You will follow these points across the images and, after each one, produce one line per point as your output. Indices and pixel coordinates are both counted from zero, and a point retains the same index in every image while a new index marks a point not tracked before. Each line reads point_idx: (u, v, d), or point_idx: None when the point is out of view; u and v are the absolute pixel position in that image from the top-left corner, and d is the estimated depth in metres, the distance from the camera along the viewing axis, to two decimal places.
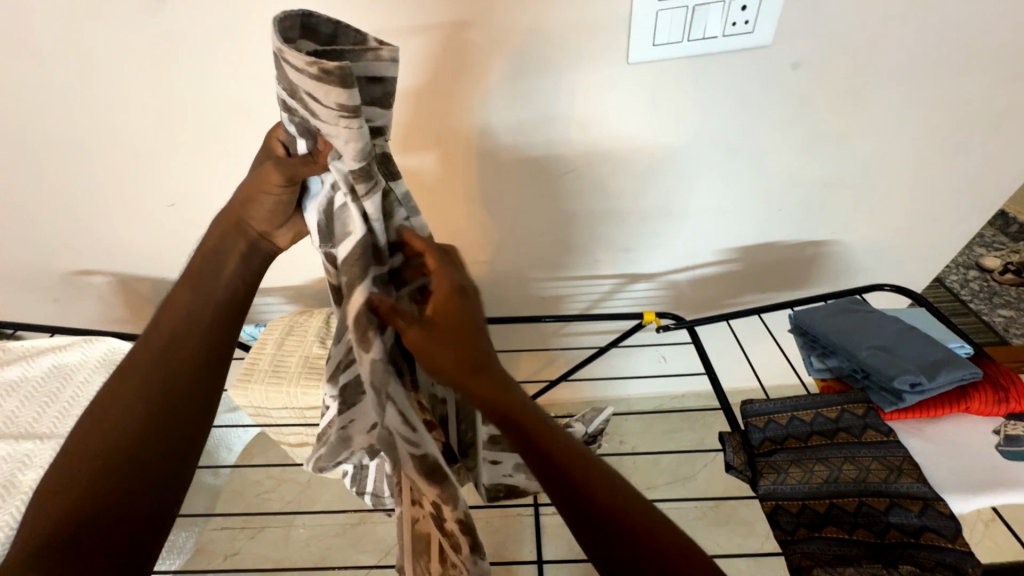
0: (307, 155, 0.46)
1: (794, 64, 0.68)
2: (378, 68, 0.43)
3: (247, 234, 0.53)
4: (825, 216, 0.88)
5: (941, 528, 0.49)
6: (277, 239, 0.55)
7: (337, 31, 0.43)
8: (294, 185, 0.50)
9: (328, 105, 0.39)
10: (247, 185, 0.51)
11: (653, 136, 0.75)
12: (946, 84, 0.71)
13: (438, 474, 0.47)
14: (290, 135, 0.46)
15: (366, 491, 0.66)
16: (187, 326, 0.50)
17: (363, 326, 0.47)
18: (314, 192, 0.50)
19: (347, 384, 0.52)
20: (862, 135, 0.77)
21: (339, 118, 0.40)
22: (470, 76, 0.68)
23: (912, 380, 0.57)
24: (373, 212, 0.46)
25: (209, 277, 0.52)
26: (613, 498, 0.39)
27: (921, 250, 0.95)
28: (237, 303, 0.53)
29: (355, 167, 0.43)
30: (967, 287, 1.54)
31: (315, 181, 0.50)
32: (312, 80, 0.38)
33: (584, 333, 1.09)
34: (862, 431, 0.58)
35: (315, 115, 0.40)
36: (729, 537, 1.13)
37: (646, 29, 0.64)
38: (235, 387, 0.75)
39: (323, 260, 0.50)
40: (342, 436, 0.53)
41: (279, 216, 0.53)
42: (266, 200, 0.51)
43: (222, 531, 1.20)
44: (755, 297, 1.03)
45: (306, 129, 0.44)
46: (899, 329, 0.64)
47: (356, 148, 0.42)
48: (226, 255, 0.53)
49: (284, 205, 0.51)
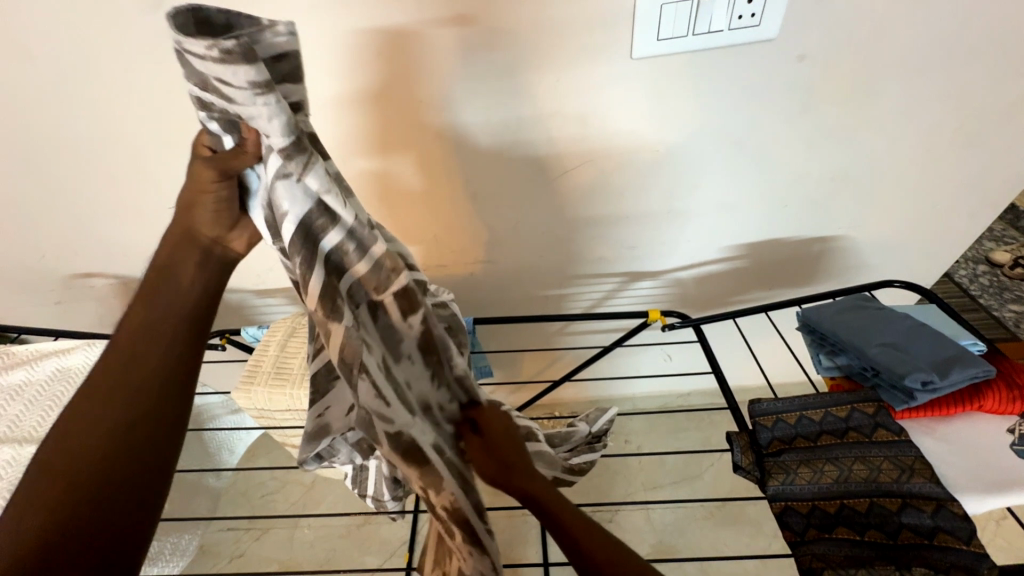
0: (235, 149, 0.43)
1: (801, 56, 0.67)
2: (276, 44, 0.40)
3: (199, 243, 0.48)
4: (831, 211, 0.87)
5: (955, 530, 0.49)
6: (234, 245, 0.49)
7: (231, 18, 0.40)
8: (231, 178, 0.45)
9: (239, 84, 0.37)
10: (182, 191, 0.46)
11: (657, 132, 0.74)
12: (956, 76, 0.70)
13: (420, 456, 0.50)
14: (211, 134, 0.43)
15: (368, 493, 0.66)
16: (146, 343, 0.44)
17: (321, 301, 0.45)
18: (254, 188, 0.46)
19: (314, 374, 0.52)
20: (870, 128, 0.75)
21: (255, 96, 0.38)
22: (471, 73, 0.67)
23: (923, 378, 0.56)
24: (318, 186, 0.43)
25: (164, 293, 0.46)
26: (585, 532, 0.47)
27: (930, 244, 0.94)
28: (199, 314, 0.47)
29: (283, 144, 0.40)
30: (976, 282, 1.52)
31: (252, 174, 0.45)
32: (221, 62, 0.36)
33: (588, 331, 1.08)
34: (873, 430, 0.57)
35: (231, 102, 0.38)
36: (735, 536, 1.12)
37: (649, 23, 0.63)
38: (239, 389, 0.75)
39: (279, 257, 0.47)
40: (319, 425, 0.54)
41: (225, 217, 0.47)
42: (206, 201, 0.46)
43: (227, 533, 1.21)
44: (761, 294, 1.02)
45: (229, 122, 0.42)
46: (909, 325, 0.63)
47: (280, 122, 0.39)
48: (179, 270, 0.47)
49: (228, 203, 0.46)
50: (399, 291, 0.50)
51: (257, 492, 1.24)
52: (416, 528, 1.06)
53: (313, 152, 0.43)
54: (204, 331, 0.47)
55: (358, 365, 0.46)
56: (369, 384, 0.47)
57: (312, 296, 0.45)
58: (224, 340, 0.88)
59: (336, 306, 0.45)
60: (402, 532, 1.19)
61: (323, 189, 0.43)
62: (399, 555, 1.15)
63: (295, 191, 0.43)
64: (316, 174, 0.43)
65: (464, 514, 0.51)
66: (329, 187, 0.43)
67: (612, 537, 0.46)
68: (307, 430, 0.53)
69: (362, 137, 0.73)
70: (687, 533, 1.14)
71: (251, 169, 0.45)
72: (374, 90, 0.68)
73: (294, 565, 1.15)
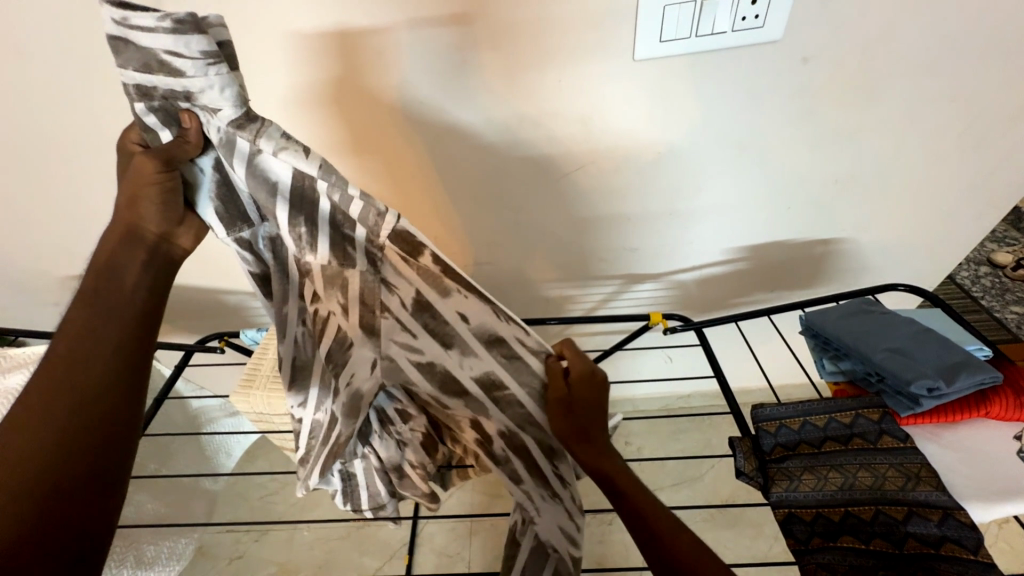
0: (176, 140, 0.42)
1: (804, 58, 0.66)
2: (214, 34, 0.39)
3: (143, 240, 0.46)
4: (833, 213, 0.86)
5: (962, 539, 0.48)
6: (180, 240, 0.48)
7: None
8: (173, 171, 0.45)
9: (191, 55, 0.38)
10: (123, 185, 0.45)
11: (658, 133, 0.74)
12: (962, 78, 0.69)
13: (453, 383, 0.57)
14: (146, 129, 0.43)
15: (364, 505, 0.69)
16: (89, 347, 0.42)
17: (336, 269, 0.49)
18: (204, 180, 0.46)
19: (331, 350, 0.54)
20: (873, 131, 0.75)
21: (207, 66, 0.39)
22: (470, 74, 0.66)
23: (929, 384, 0.55)
24: (270, 147, 0.42)
25: (107, 293, 0.44)
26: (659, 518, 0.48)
27: (933, 247, 0.93)
28: (146, 317, 0.46)
29: (235, 115, 0.41)
30: (978, 284, 1.51)
31: (200, 167, 0.45)
32: (171, 34, 0.37)
33: (589, 334, 1.07)
34: (878, 437, 0.56)
35: (180, 75, 0.39)
36: (736, 539, 1.12)
37: (652, 24, 0.62)
38: (236, 393, 0.74)
39: (264, 240, 0.49)
40: (350, 391, 0.57)
41: (172, 212, 0.47)
42: (150, 194, 0.45)
43: (226, 535, 1.20)
44: (763, 297, 1.01)
45: (168, 113, 0.41)
46: (915, 330, 0.62)
47: (232, 92, 0.40)
48: (125, 271, 0.46)
49: (172, 195, 0.46)
50: (395, 233, 0.47)
51: (255, 494, 1.24)
52: (416, 530, 1.06)
53: (265, 120, 0.43)
54: (153, 333, 0.46)
55: (379, 308, 0.52)
56: (393, 320, 0.53)
57: (323, 257, 0.48)
58: (222, 342, 0.87)
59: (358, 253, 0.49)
60: (402, 534, 1.19)
61: (278, 149, 0.42)
62: (399, 558, 1.15)
63: (253, 164, 0.43)
64: (270, 138, 0.42)
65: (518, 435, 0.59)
66: (285, 146, 0.43)
67: (662, 506, 0.49)
68: (341, 404, 0.57)
69: (360, 138, 0.73)
70: None
71: (200, 159, 0.45)
72: (373, 91, 0.68)
73: (293, 567, 1.14)
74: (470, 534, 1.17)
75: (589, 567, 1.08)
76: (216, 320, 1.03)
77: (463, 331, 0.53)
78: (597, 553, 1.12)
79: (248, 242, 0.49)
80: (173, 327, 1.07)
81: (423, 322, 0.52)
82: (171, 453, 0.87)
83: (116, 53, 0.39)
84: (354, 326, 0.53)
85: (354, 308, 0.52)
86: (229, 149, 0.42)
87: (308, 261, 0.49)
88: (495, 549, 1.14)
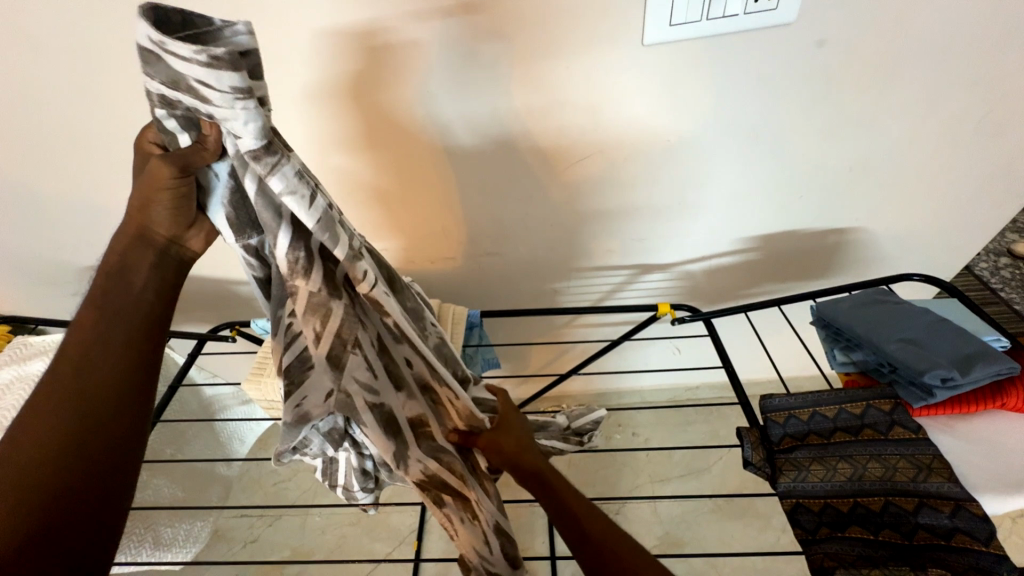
0: (193, 145, 0.42)
1: (820, 42, 0.65)
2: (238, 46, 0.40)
3: (154, 243, 0.45)
4: (848, 202, 0.84)
5: (974, 531, 0.48)
6: (190, 243, 0.48)
7: (186, 15, 0.39)
8: (189, 177, 0.43)
9: (221, 88, 0.38)
10: (135, 189, 0.44)
11: (668, 120, 0.72)
12: (987, 60, 0.67)
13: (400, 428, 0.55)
14: (165, 131, 0.42)
15: (337, 484, 0.66)
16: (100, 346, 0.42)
17: (313, 307, 0.48)
18: (215, 186, 0.45)
19: (286, 368, 0.49)
20: (891, 116, 0.73)
21: (235, 100, 0.38)
22: (477, 62, 0.66)
23: (943, 374, 0.54)
24: (281, 187, 0.42)
25: (113, 296, 0.43)
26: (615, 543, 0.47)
27: (951, 236, 0.91)
28: (154, 320, 0.45)
29: (253, 146, 0.41)
30: (997, 275, 1.48)
31: (213, 172, 0.44)
32: (205, 66, 0.37)
33: (597, 325, 1.07)
34: (889, 428, 0.56)
35: (206, 102, 0.39)
36: (743, 530, 1.12)
37: (662, 9, 0.61)
38: (248, 381, 0.75)
39: (246, 255, 0.48)
40: (298, 415, 0.51)
41: (184, 217, 0.46)
42: (162, 200, 0.43)
43: (241, 519, 1.23)
44: (773, 288, 1.00)
45: (189, 120, 0.41)
46: (929, 320, 0.61)
47: (256, 127, 0.40)
48: (134, 272, 0.44)
49: (186, 200, 0.45)
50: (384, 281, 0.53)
51: (269, 480, 1.27)
52: (424, 517, 1.07)
53: (283, 155, 0.43)
54: (158, 344, 0.45)
55: (352, 342, 0.51)
56: (362, 358, 0.52)
57: (303, 293, 0.47)
58: (234, 331, 0.88)
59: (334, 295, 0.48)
60: (411, 520, 1.20)
61: (285, 190, 0.42)
62: (408, 544, 1.17)
63: (263, 189, 0.43)
64: (282, 175, 0.42)
65: (442, 477, 0.57)
66: (294, 188, 0.42)
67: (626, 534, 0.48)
68: (288, 420, 0.50)
69: (366, 129, 0.72)
70: (694, 526, 1.14)
71: (217, 165, 0.44)
72: (378, 81, 0.67)
73: (306, 551, 1.17)
74: None
75: None
76: (228, 309, 1.05)
77: (412, 375, 0.55)
78: None
79: (256, 249, 0.47)
80: (187, 317, 1.09)
81: (384, 361, 0.54)
82: (184, 441, 0.87)
83: (144, 61, 0.39)
84: (321, 357, 0.50)
85: (328, 340, 0.49)
86: (241, 169, 0.42)
87: (296, 285, 0.47)
88: None
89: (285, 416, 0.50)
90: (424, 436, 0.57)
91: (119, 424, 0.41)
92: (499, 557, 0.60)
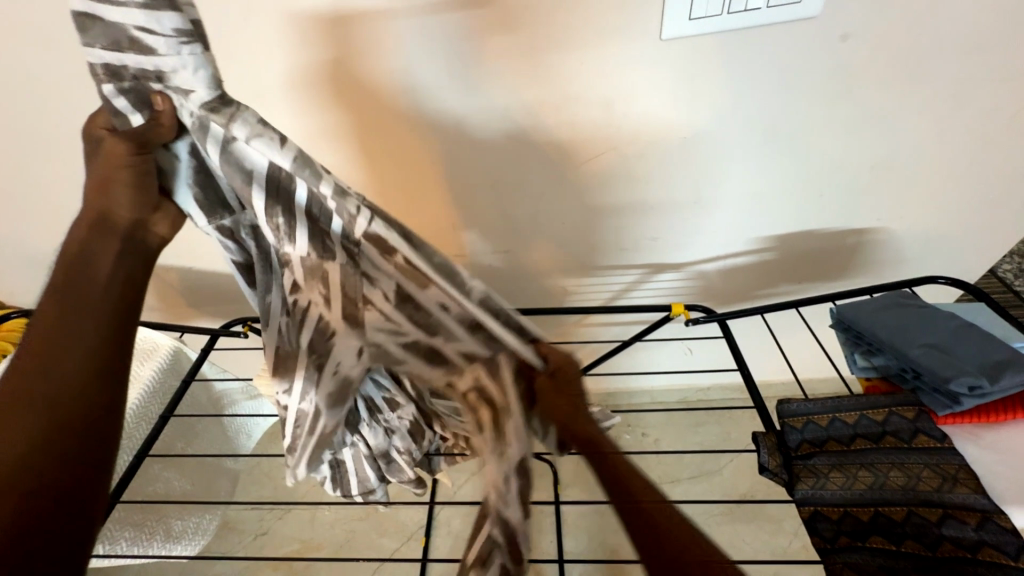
0: (149, 123, 0.41)
1: (843, 36, 0.63)
2: None
3: (116, 228, 0.44)
4: (868, 202, 0.82)
5: (1003, 544, 0.46)
6: (156, 227, 0.46)
7: None
8: (149, 155, 0.44)
9: (164, 33, 0.39)
10: (92, 173, 0.43)
11: (683, 117, 0.71)
12: (1017, 56, 0.64)
13: (436, 356, 0.53)
14: (115, 113, 0.41)
15: (352, 491, 0.66)
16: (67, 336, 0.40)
17: (315, 271, 0.49)
18: (186, 162, 0.45)
19: (313, 338, 0.53)
20: (916, 113, 0.70)
21: (180, 46, 0.39)
22: (489, 57, 0.65)
23: (971, 382, 0.53)
24: (241, 134, 0.42)
25: (77, 284, 0.42)
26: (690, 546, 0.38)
27: (975, 238, 0.88)
28: (124, 307, 0.43)
29: (208, 98, 0.41)
30: (1020, 277, 1.43)
31: (181, 149, 0.45)
32: (142, 10, 0.38)
33: (607, 324, 1.06)
34: (912, 436, 0.54)
35: (150, 54, 0.39)
36: (754, 534, 1.10)
37: (679, 3, 0.60)
38: (260, 377, 0.75)
39: (222, 238, 0.50)
40: (339, 381, 0.56)
41: (146, 198, 0.45)
42: (122, 177, 0.43)
43: (252, 512, 1.25)
44: (789, 289, 0.98)
45: (138, 94, 0.41)
46: (955, 325, 0.59)
47: (205, 74, 0.41)
48: (98, 259, 0.43)
49: (147, 179, 0.44)
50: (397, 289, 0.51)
51: (279, 474, 1.28)
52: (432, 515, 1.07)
53: (240, 104, 0.43)
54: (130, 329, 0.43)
55: (361, 300, 0.51)
56: (377, 313, 0.51)
57: (302, 253, 0.48)
58: (245, 327, 0.88)
59: (332, 248, 0.48)
60: (419, 517, 1.21)
61: (251, 135, 0.43)
62: (416, 540, 1.17)
63: (228, 152, 0.43)
64: (242, 122, 0.42)
65: (484, 406, 0.53)
66: (259, 133, 0.43)
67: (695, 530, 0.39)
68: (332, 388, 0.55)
69: (378, 125, 0.72)
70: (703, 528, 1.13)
71: (180, 141, 0.44)
72: (390, 78, 0.67)
73: (316, 545, 1.18)
74: None
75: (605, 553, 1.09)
76: (239, 305, 1.07)
77: (449, 318, 0.51)
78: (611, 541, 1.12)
79: (247, 228, 0.49)
80: (199, 312, 1.10)
81: (408, 312, 0.51)
82: (195, 434, 0.88)
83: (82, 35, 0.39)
84: (338, 318, 0.52)
85: (337, 302, 0.51)
86: (201, 133, 0.42)
87: (288, 253, 0.48)
88: None
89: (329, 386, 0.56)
90: (468, 373, 0.53)
91: (90, 412, 0.39)
92: (514, 499, 0.52)
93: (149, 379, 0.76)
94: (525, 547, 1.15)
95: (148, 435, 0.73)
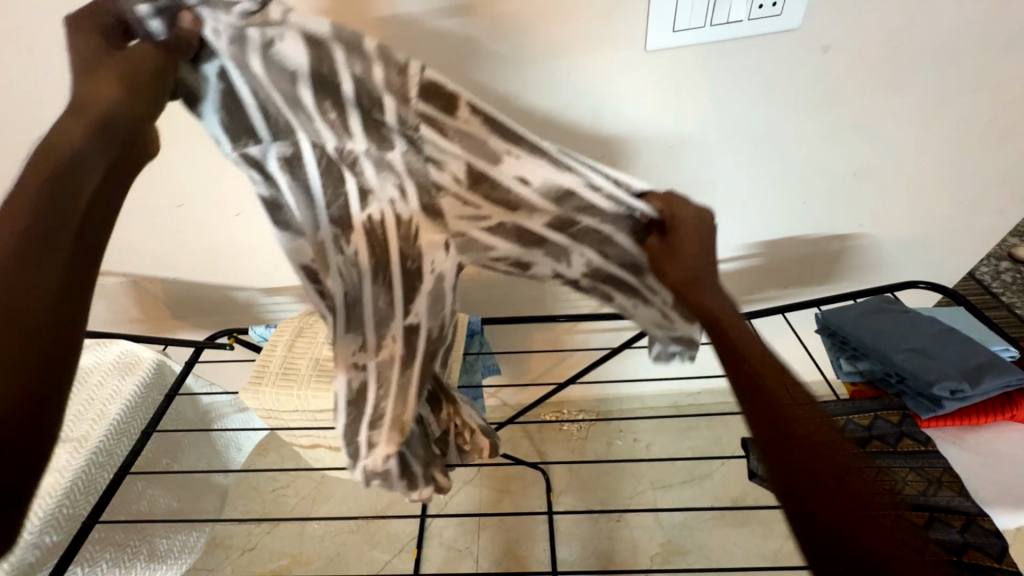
0: (179, 42, 0.42)
1: (822, 48, 0.64)
2: None
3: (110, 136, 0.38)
4: (850, 208, 0.84)
5: (987, 547, 0.47)
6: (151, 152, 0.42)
7: None
8: (173, 79, 0.43)
9: None
10: (84, 67, 0.39)
11: (669, 126, 0.72)
12: (988, 67, 0.66)
13: (567, 223, 0.52)
14: (147, 35, 0.42)
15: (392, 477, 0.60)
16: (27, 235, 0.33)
17: (385, 164, 0.48)
18: (214, 81, 0.44)
19: (373, 244, 0.52)
20: (894, 121, 0.72)
21: None
22: (476, 67, 0.65)
23: (953, 386, 0.54)
24: (281, 32, 0.42)
25: (53, 181, 0.34)
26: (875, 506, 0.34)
27: (954, 242, 0.90)
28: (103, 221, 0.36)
29: (244, 7, 0.42)
30: (998, 279, 1.47)
31: (211, 68, 0.44)
32: None
33: (598, 330, 1.06)
34: (898, 440, 0.55)
35: None
36: (747, 537, 1.11)
37: (663, 16, 0.61)
38: (246, 390, 0.73)
39: (253, 168, 0.48)
40: (436, 282, 0.54)
41: (145, 105, 0.41)
42: (124, 78, 0.40)
43: (239, 526, 1.22)
44: (776, 293, 1.00)
45: (170, 14, 0.41)
46: (937, 329, 0.60)
47: None
48: (84, 166, 0.36)
49: (155, 87, 0.41)
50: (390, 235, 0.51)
51: (267, 487, 1.26)
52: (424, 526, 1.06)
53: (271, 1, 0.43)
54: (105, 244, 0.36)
55: (434, 185, 0.50)
56: (452, 197, 0.50)
57: (361, 144, 0.47)
58: (232, 339, 0.86)
59: (395, 133, 0.47)
60: (411, 527, 1.19)
61: (289, 36, 0.42)
62: (408, 551, 1.16)
63: (270, 57, 0.43)
64: (281, 18, 0.42)
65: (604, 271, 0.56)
66: (296, 26, 0.42)
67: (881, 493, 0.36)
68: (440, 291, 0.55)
69: None
70: (696, 533, 1.13)
71: (207, 61, 0.43)
72: None
73: (306, 559, 1.16)
74: (478, 529, 1.18)
75: (599, 560, 1.11)
76: (226, 316, 1.05)
77: (535, 190, 0.50)
78: (605, 549, 1.12)
79: (287, 145, 0.47)
80: (185, 322, 1.09)
81: (491, 184, 0.49)
82: (182, 450, 0.86)
83: None
84: (414, 208, 0.51)
85: (410, 194, 0.50)
86: (240, 43, 0.43)
87: (350, 150, 0.47)
88: (504, 545, 1.15)
89: (422, 300, 0.55)
90: (579, 237, 0.53)
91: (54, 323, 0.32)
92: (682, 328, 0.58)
93: (130, 394, 0.73)
94: (519, 555, 1.14)
95: (129, 452, 0.71)
